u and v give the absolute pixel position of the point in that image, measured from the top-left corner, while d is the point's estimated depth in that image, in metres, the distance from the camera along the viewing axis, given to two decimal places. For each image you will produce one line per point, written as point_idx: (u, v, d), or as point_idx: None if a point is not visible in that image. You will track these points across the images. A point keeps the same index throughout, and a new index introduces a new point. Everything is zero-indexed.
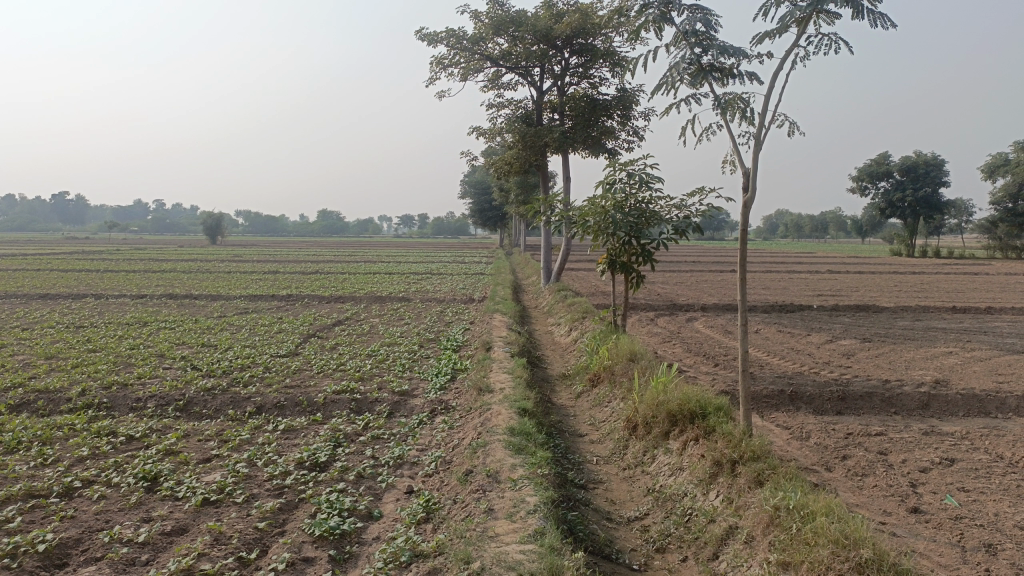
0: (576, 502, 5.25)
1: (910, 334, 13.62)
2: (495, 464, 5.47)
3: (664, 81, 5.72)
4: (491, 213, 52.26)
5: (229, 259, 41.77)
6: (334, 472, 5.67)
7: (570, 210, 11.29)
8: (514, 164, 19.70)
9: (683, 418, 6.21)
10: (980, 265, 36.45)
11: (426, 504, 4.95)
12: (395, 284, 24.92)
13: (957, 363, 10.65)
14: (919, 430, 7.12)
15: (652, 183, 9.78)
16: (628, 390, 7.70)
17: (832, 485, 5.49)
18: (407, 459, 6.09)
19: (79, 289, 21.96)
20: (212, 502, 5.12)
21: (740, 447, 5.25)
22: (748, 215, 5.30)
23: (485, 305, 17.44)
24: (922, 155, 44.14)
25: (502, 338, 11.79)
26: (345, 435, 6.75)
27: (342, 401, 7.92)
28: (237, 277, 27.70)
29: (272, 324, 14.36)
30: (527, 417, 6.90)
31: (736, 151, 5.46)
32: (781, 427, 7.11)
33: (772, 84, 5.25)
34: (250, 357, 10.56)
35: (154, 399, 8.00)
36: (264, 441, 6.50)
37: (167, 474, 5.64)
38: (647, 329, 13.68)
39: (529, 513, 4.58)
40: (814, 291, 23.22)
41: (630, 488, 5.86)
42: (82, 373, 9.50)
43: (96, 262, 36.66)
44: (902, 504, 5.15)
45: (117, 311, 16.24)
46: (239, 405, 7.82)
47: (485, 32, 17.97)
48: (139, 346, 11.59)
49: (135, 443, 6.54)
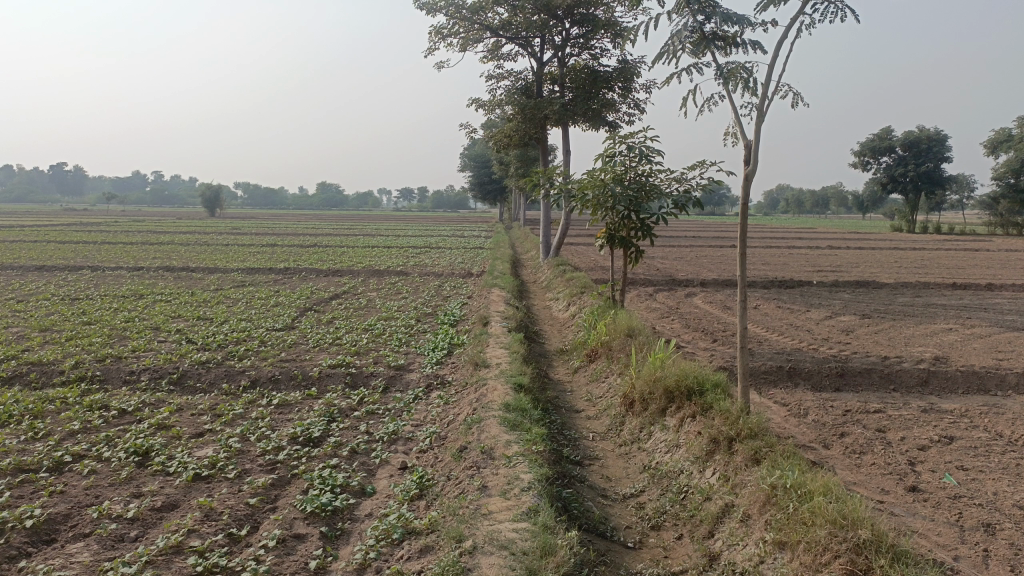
0: (571, 478, 5.21)
1: (910, 310, 13.55)
2: (490, 440, 5.41)
3: (665, 49, 5.58)
4: (491, 186, 51.97)
5: (227, 232, 41.52)
6: (327, 447, 5.61)
7: (569, 183, 11.15)
8: (513, 136, 19.49)
9: (680, 394, 6.14)
10: (981, 241, 36.33)
11: (419, 480, 4.90)
12: (393, 258, 24.79)
13: (957, 340, 10.58)
14: (918, 407, 7.07)
15: (652, 156, 9.64)
16: (626, 365, 7.63)
17: (830, 462, 5.44)
18: (401, 434, 6.03)
19: (76, 261, 21.77)
20: (204, 477, 5.07)
21: (736, 424, 5.19)
22: (748, 188, 5.19)
23: (483, 280, 17.33)
24: (925, 129, 43.78)
25: (499, 313, 11.72)
26: (340, 410, 6.70)
27: (337, 376, 7.86)
28: (234, 250, 27.55)
29: (269, 297, 14.27)
30: (523, 393, 6.84)
31: (738, 123, 5.33)
32: (779, 404, 7.05)
33: (776, 53, 5.11)
34: (246, 331, 10.49)
35: (148, 373, 7.94)
36: (257, 416, 6.45)
37: (159, 449, 5.59)
38: (646, 305, 13.61)
39: (523, 491, 4.52)
40: (814, 266, 23.12)
41: (626, 465, 5.81)
42: (76, 345, 9.43)
43: (93, 235, 36.46)
44: (900, 482, 5.10)
45: (113, 284, 16.13)
46: (233, 379, 7.75)
47: (485, 2, 17.66)
48: (134, 319, 11.51)
49: (128, 417, 6.49)
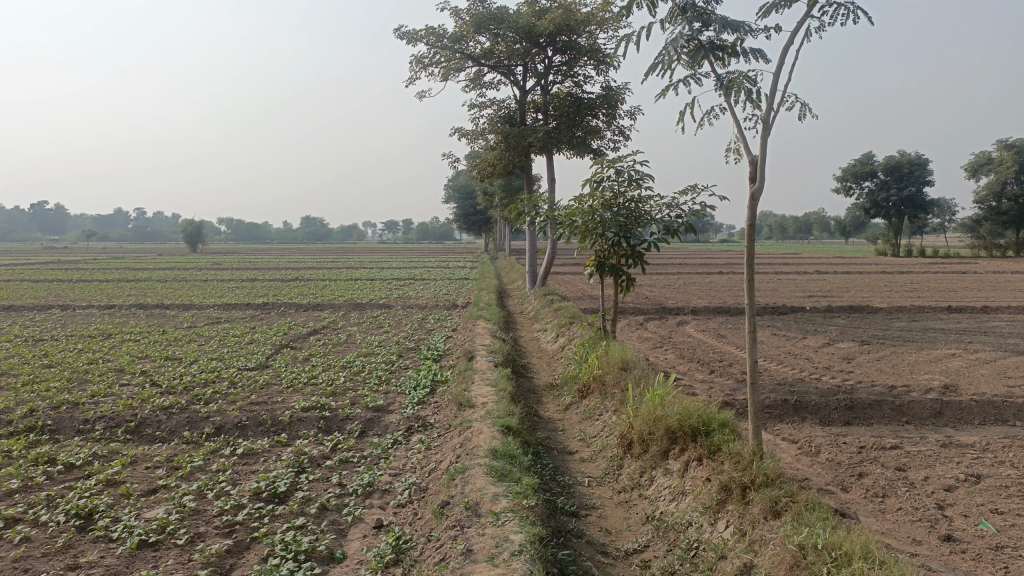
0: (566, 535, 4.66)
1: (909, 336, 13.13)
2: (476, 494, 4.84)
3: (659, 60, 5.14)
4: (477, 218, 51.80)
5: (207, 267, 40.60)
6: (294, 504, 5.02)
7: (555, 210, 10.66)
8: (497, 165, 19.09)
9: (684, 435, 5.59)
10: (966, 264, 36.28)
11: (395, 542, 4.34)
12: (376, 291, 24.17)
13: (964, 366, 10.12)
14: (936, 442, 6.57)
15: (642, 181, 9.21)
16: (621, 403, 7.09)
17: (851, 509, 4.93)
18: (378, 485, 5.46)
19: (47, 300, 21.05)
20: (151, 544, 4.46)
21: (749, 470, 4.66)
22: (755, 208, 4.73)
23: (469, 311, 16.84)
24: (906, 154, 43.96)
25: (485, 346, 11.16)
26: (311, 459, 6.11)
27: (310, 420, 7.26)
28: (213, 286, 26.86)
29: (244, 335, 13.61)
30: (512, 437, 6.27)
31: (741, 137, 4.87)
32: (788, 442, 6.54)
33: (782, 60, 4.70)
34: (216, 371, 9.87)
35: (103, 421, 7.30)
36: (218, 468, 5.86)
37: (104, 510, 4.98)
38: (638, 335, 13.14)
39: (513, 555, 3.96)
40: (803, 291, 22.77)
41: (627, 515, 5.26)
42: (31, 391, 8.79)
43: (71, 272, 35.72)
44: (933, 531, 4.59)
45: (82, 324, 15.41)
46: (197, 426, 7.13)
47: (466, 31, 17.37)
48: (98, 361, 10.83)
49: (76, 473, 5.86)
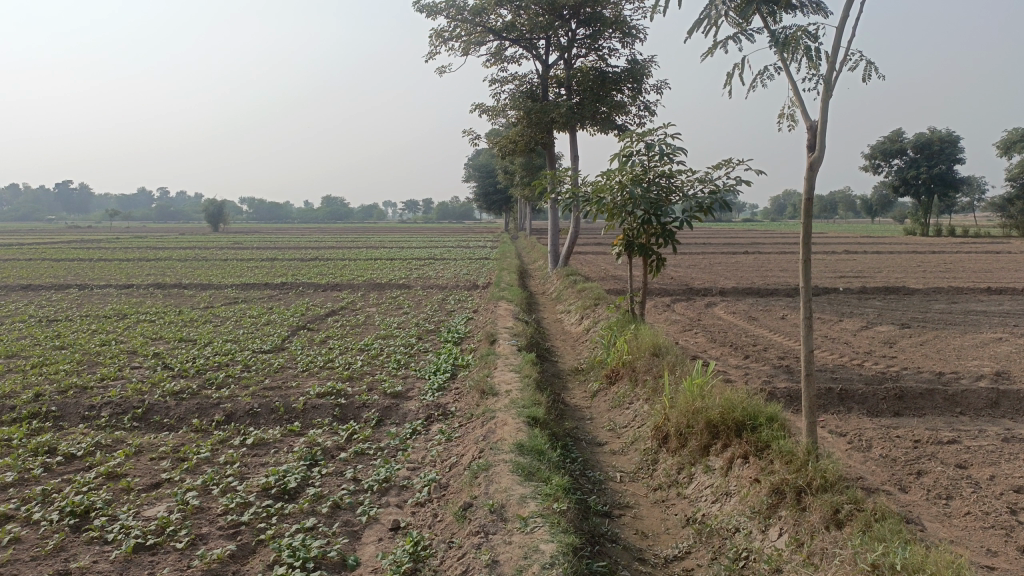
0: (601, 541, 4.24)
1: (950, 319, 12.52)
2: (501, 496, 4.44)
3: (704, 16, 4.63)
4: (495, 197, 51.21)
5: (226, 246, 40.42)
6: (304, 503, 4.64)
7: (581, 186, 10.14)
8: (518, 142, 18.55)
9: (727, 430, 5.12)
10: (999, 243, 35.34)
11: (413, 549, 3.95)
12: (395, 270, 23.82)
13: (1014, 352, 9.55)
14: (996, 436, 6.05)
15: (674, 155, 8.68)
16: (654, 392, 6.65)
17: (913, 514, 4.47)
18: (395, 481, 5.07)
19: (65, 279, 20.93)
20: (149, 547, 4.10)
21: (804, 471, 4.19)
22: (813, 181, 4.23)
23: (489, 292, 16.43)
24: (937, 131, 42.71)
25: (507, 329, 10.72)
26: (325, 450, 5.75)
27: (324, 407, 6.88)
28: (232, 265, 26.67)
29: (260, 316, 13.28)
30: (538, 429, 5.85)
31: (797, 100, 4.36)
32: (835, 435, 6.07)
33: (846, 14, 4.18)
34: (229, 354, 9.55)
35: (109, 407, 6.97)
36: (226, 461, 5.50)
37: (102, 507, 4.63)
38: (665, 317, 12.67)
39: (544, 569, 3.54)
40: (834, 272, 22.05)
41: (665, 516, 4.83)
42: (39, 374, 8.51)
43: (92, 251, 35.76)
44: (1010, 540, 4.12)
45: (98, 303, 15.16)
46: (206, 413, 6.79)
47: (487, 3, 16.76)
48: (111, 343, 10.55)
49: (76, 464, 5.54)
